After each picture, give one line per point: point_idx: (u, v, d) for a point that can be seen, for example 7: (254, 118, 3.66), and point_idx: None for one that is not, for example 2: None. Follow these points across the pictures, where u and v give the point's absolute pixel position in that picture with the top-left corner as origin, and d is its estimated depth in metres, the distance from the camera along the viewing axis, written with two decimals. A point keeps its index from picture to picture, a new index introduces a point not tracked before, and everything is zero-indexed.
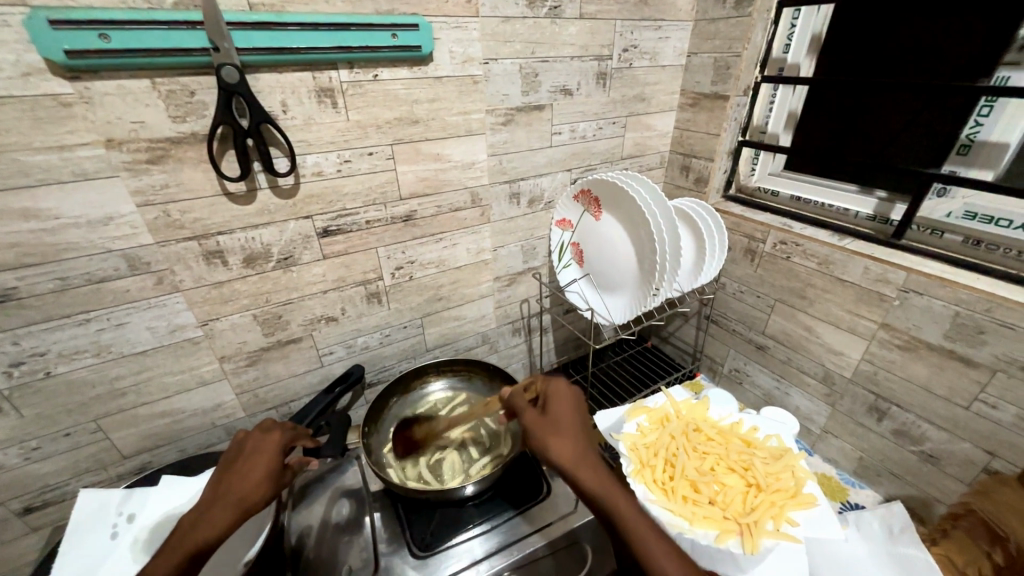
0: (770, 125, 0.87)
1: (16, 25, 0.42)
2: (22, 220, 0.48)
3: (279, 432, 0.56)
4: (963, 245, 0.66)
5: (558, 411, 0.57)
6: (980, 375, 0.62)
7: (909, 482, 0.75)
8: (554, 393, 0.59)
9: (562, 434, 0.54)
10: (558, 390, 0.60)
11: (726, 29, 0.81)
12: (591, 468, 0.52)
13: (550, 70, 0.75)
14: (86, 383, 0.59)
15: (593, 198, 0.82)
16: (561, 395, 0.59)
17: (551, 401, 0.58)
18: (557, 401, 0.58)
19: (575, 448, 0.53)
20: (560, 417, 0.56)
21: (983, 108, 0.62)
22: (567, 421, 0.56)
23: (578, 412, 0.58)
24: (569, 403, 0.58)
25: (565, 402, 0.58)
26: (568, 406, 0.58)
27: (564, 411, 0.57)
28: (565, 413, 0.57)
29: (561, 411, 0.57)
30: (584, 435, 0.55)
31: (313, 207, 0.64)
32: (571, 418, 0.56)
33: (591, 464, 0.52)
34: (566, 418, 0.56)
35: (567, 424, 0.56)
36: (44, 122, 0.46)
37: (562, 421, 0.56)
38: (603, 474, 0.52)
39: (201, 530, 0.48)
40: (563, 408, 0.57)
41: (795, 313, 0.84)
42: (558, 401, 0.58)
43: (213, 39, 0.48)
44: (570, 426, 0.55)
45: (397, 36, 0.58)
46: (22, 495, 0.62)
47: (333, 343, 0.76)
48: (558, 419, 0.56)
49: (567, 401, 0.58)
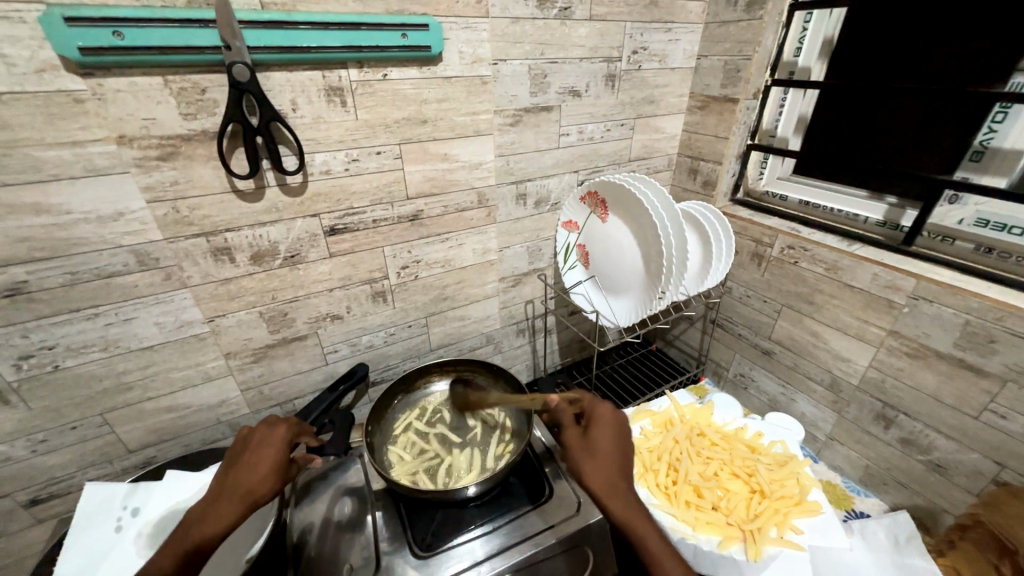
0: (780, 129, 0.87)
1: (31, 22, 0.43)
2: (33, 215, 0.49)
3: (284, 427, 0.57)
4: (975, 252, 0.65)
5: (597, 434, 0.57)
6: (991, 384, 0.62)
7: (916, 492, 0.74)
8: (598, 414, 0.59)
9: (597, 459, 0.55)
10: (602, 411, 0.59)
11: (736, 32, 0.80)
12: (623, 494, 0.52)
13: (559, 71, 0.75)
14: (93, 376, 0.60)
15: (600, 201, 0.82)
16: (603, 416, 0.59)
17: (594, 422, 0.58)
18: (599, 425, 0.58)
19: (609, 474, 0.53)
20: (600, 441, 0.56)
21: (998, 115, 0.61)
22: (605, 446, 0.56)
23: (618, 437, 0.57)
24: (610, 427, 0.58)
25: (607, 425, 0.58)
26: (609, 431, 0.57)
27: (604, 436, 0.57)
28: (605, 438, 0.57)
29: (600, 435, 0.57)
30: (621, 464, 0.55)
31: (320, 205, 0.64)
32: (609, 442, 0.56)
33: (623, 492, 0.53)
34: (605, 441, 0.56)
35: (607, 449, 0.56)
36: (57, 118, 0.46)
37: (599, 447, 0.56)
38: (630, 503, 0.52)
39: (210, 523, 0.48)
40: (603, 433, 0.57)
41: (802, 318, 0.83)
42: (599, 424, 0.58)
43: (225, 38, 0.48)
44: (608, 452, 0.55)
45: (407, 36, 0.58)
46: (28, 487, 0.62)
47: (338, 341, 0.76)
48: (597, 443, 0.56)
49: (608, 426, 0.58)
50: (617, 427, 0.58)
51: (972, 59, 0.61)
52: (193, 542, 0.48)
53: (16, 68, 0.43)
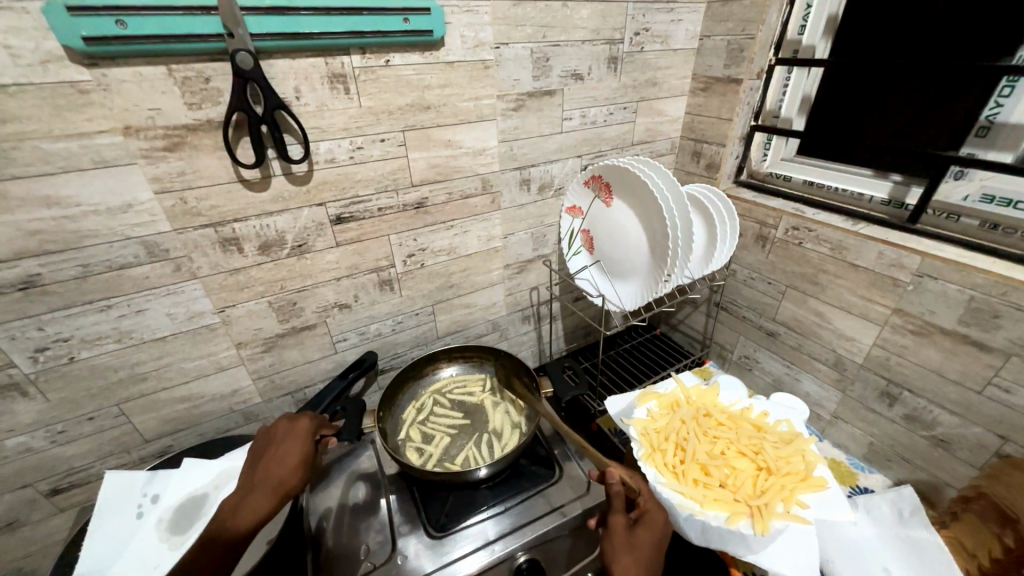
0: (783, 109, 0.86)
1: (34, 12, 0.42)
2: (43, 207, 0.49)
3: (307, 419, 0.60)
4: (979, 228, 0.65)
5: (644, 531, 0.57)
6: (995, 359, 0.62)
7: (919, 467, 0.76)
8: (649, 518, 0.59)
9: (637, 556, 0.54)
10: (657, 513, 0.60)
11: (739, 11, 0.79)
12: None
13: (561, 55, 0.75)
14: (108, 367, 0.60)
15: (605, 183, 0.82)
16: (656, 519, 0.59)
17: (642, 522, 0.58)
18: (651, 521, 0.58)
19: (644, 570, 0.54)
20: (644, 542, 0.56)
21: (1005, 88, 0.60)
22: (649, 550, 0.55)
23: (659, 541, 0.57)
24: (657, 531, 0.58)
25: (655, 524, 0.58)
26: (656, 533, 0.57)
27: (650, 539, 0.57)
28: (649, 542, 0.56)
29: (647, 536, 0.57)
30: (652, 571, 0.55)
31: (326, 194, 0.64)
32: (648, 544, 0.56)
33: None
34: (646, 543, 0.56)
35: (649, 547, 0.56)
36: (63, 110, 0.46)
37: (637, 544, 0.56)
38: None
39: (245, 516, 0.51)
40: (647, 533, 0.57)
41: (806, 299, 0.84)
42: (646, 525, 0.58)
43: (229, 25, 0.48)
44: (649, 556, 0.55)
45: (408, 20, 0.58)
46: (49, 477, 0.64)
47: (346, 330, 0.77)
48: (640, 541, 0.56)
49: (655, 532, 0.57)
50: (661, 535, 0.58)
51: (986, 33, 0.60)
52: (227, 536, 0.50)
53: (22, 59, 0.43)
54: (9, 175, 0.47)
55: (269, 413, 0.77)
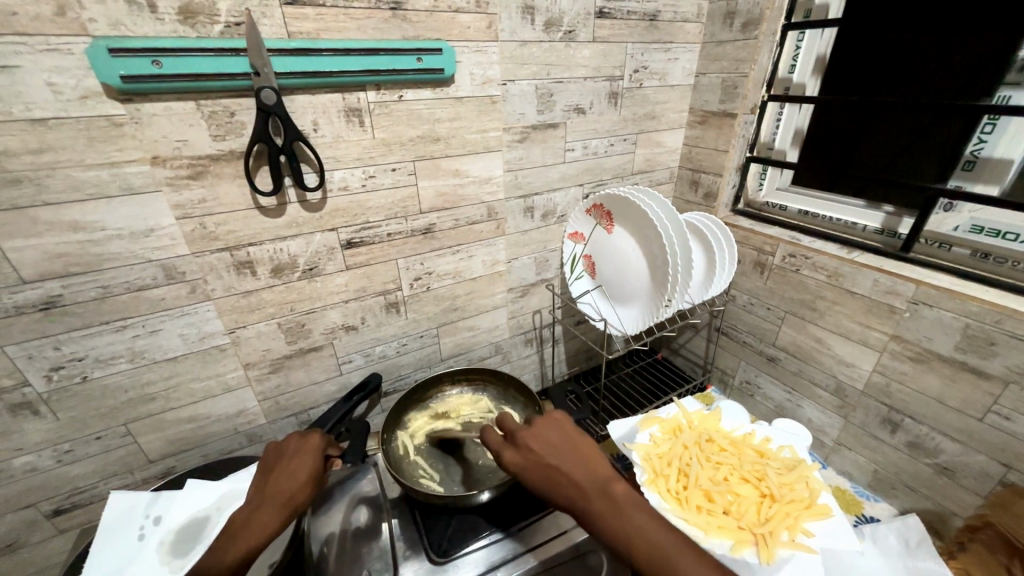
0: (777, 142, 0.90)
1: (78, 54, 0.46)
2: (71, 231, 0.52)
3: (318, 435, 0.60)
4: (971, 258, 0.67)
5: (536, 468, 0.52)
6: (993, 387, 0.63)
7: (925, 496, 0.75)
8: (533, 435, 0.55)
9: (543, 461, 0.52)
10: (537, 427, 0.56)
11: (732, 51, 0.84)
12: (596, 508, 0.47)
13: (564, 91, 0.79)
14: (120, 387, 0.61)
15: (606, 212, 0.85)
16: (543, 435, 0.54)
17: (531, 441, 0.54)
18: (531, 446, 0.54)
19: (573, 485, 0.49)
20: (545, 447, 0.53)
21: (986, 126, 0.64)
22: (551, 455, 0.52)
23: (556, 455, 0.52)
24: (549, 450, 0.53)
25: (546, 440, 0.54)
26: (552, 447, 0.53)
27: (550, 440, 0.54)
28: (549, 446, 0.53)
29: (542, 456, 0.52)
30: (566, 459, 0.52)
31: (338, 220, 0.67)
32: (547, 473, 0.51)
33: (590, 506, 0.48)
34: (545, 455, 0.52)
35: (556, 462, 0.51)
36: (97, 142, 0.49)
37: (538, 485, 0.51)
38: (602, 504, 0.48)
39: (253, 530, 0.51)
40: (533, 469, 0.52)
41: (805, 325, 0.85)
42: (537, 445, 0.54)
43: (256, 65, 0.51)
44: (547, 454, 0.53)
45: (421, 60, 0.62)
46: (51, 497, 0.64)
47: (352, 352, 0.78)
48: (539, 450, 0.53)
49: (540, 457, 0.52)
50: (565, 445, 0.53)
51: (977, 66, 0.63)
52: (235, 553, 0.49)
53: (63, 95, 0.47)
54: (42, 201, 0.49)
55: (272, 434, 0.77)
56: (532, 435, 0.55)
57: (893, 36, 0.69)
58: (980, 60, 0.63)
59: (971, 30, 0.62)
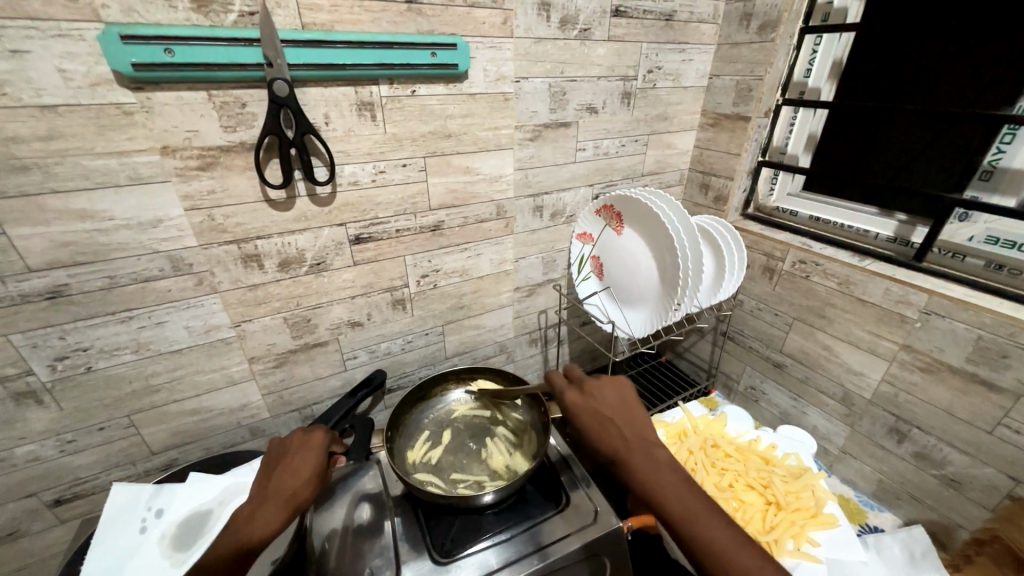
0: (790, 147, 0.89)
1: (90, 40, 0.45)
2: (78, 220, 0.51)
3: (321, 432, 0.60)
4: (986, 269, 0.67)
5: (590, 414, 0.55)
6: (1004, 400, 0.62)
7: (930, 507, 0.75)
8: (596, 387, 0.56)
9: (598, 412, 0.54)
10: (602, 380, 0.58)
11: (748, 53, 0.83)
12: (639, 463, 0.50)
13: (577, 89, 0.78)
14: (124, 378, 0.61)
15: (616, 213, 0.83)
16: (606, 390, 0.56)
17: (593, 392, 0.56)
18: (595, 396, 0.56)
19: (623, 441, 0.52)
20: (605, 399, 0.56)
21: (1006, 136, 0.63)
22: (609, 407, 0.55)
23: (617, 409, 0.55)
24: (611, 402, 0.55)
25: (607, 395, 0.56)
26: (612, 402, 0.55)
27: (611, 396, 0.56)
28: (610, 400, 0.55)
29: (600, 408, 0.55)
30: (621, 417, 0.54)
31: (347, 215, 0.66)
32: (605, 423, 0.53)
33: (637, 461, 0.50)
34: (603, 406, 0.55)
35: (610, 416, 0.54)
36: (107, 130, 0.49)
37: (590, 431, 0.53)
38: (648, 467, 0.50)
39: (256, 528, 0.50)
40: (591, 416, 0.54)
41: (813, 331, 0.85)
42: (596, 398, 0.56)
43: (269, 56, 0.51)
44: (605, 407, 0.55)
45: (435, 54, 0.61)
46: (53, 487, 0.63)
47: (356, 348, 0.78)
48: (599, 401, 0.55)
49: (601, 407, 0.55)
50: (625, 404, 0.55)
51: (995, 72, 0.62)
52: (238, 551, 0.49)
53: (73, 81, 0.46)
54: (49, 189, 0.49)
55: (275, 428, 0.77)
56: (598, 386, 0.57)
57: (912, 40, 0.69)
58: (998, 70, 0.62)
59: (991, 39, 0.62)
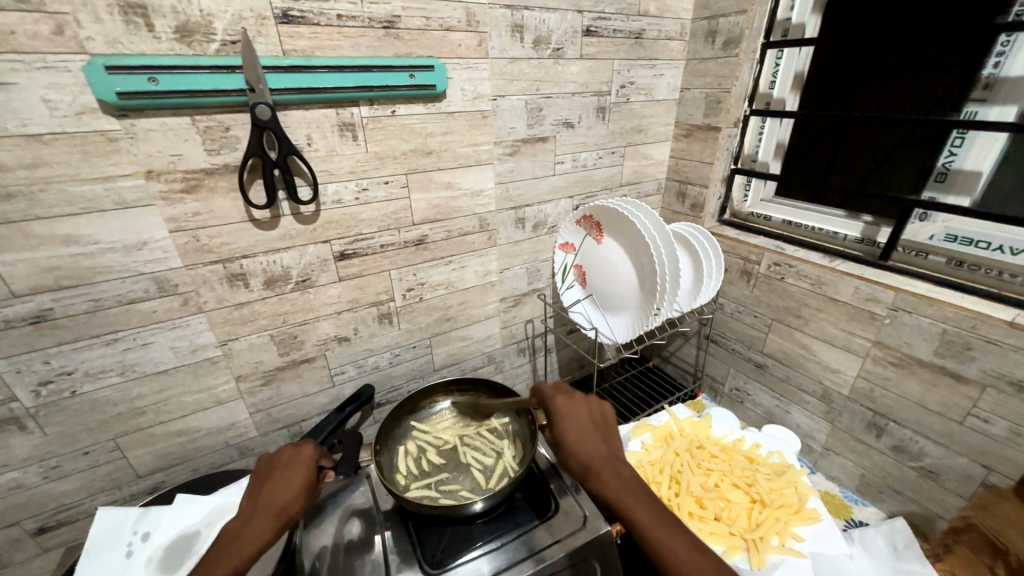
0: (760, 155, 0.93)
1: (76, 71, 0.47)
2: (63, 245, 0.52)
3: (311, 445, 0.60)
4: (947, 266, 0.70)
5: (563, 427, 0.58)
6: (972, 390, 0.65)
7: (912, 499, 0.76)
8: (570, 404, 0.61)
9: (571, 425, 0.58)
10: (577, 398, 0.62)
11: (715, 68, 0.87)
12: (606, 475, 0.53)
13: (553, 105, 0.81)
14: (109, 401, 0.61)
15: (595, 222, 0.86)
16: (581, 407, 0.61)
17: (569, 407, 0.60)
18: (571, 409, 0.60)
19: (593, 455, 0.55)
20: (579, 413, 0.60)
21: (956, 140, 0.67)
22: (583, 422, 0.59)
23: (595, 422, 0.59)
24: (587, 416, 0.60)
25: (581, 411, 0.60)
26: (585, 419, 0.59)
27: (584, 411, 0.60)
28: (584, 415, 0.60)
29: (574, 422, 0.59)
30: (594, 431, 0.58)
31: (331, 232, 0.68)
32: (584, 435, 0.58)
33: (609, 471, 0.54)
34: (577, 421, 0.59)
35: (582, 430, 0.58)
36: (92, 156, 0.50)
37: (570, 440, 0.57)
38: (616, 479, 0.53)
39: (245, 543, 0.50)
40: (573, 426, 0.58)
41: (791, 331, 0.87)
42: (570, 413, 0.60)
43: (251, 82, 0.53)
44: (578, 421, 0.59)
45: (414, 76, 0.63)
46: (37, 515, 0.63)
47: (344, 363, 0.78)
48: (573, 415, 0.59)
49: (579, 419, 0.59)
50: (598, 419, 0.59)
51: (946, 80, 0.66)
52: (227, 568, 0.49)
53: (58, 111, 0.47)
54: (34, 216, 0.50)
55: (263, 447, 0.77)
56: (579, 398, 0.62)
57: (869, 53, 0.73)
58: (949, 78, 0.66)
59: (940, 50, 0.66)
